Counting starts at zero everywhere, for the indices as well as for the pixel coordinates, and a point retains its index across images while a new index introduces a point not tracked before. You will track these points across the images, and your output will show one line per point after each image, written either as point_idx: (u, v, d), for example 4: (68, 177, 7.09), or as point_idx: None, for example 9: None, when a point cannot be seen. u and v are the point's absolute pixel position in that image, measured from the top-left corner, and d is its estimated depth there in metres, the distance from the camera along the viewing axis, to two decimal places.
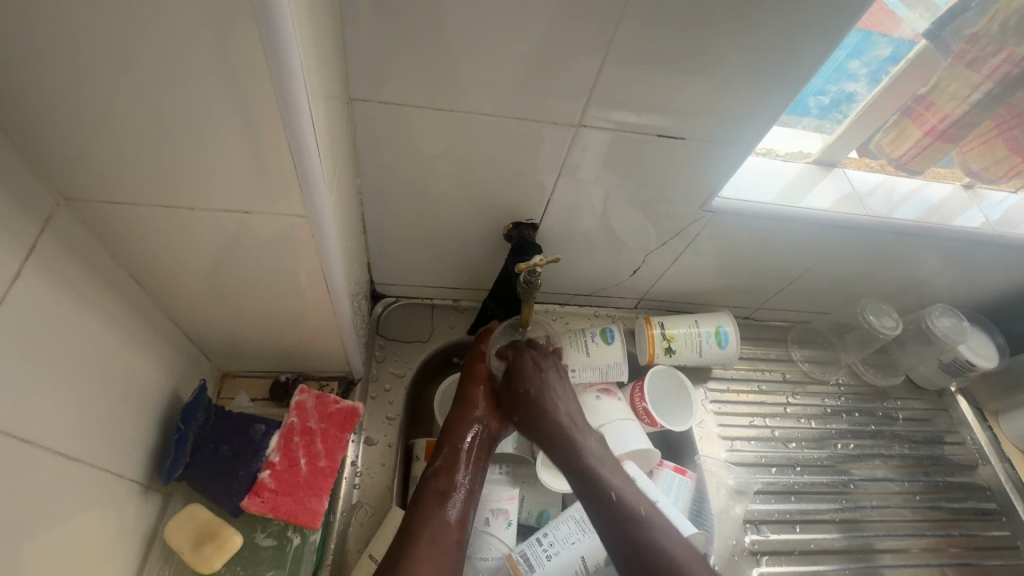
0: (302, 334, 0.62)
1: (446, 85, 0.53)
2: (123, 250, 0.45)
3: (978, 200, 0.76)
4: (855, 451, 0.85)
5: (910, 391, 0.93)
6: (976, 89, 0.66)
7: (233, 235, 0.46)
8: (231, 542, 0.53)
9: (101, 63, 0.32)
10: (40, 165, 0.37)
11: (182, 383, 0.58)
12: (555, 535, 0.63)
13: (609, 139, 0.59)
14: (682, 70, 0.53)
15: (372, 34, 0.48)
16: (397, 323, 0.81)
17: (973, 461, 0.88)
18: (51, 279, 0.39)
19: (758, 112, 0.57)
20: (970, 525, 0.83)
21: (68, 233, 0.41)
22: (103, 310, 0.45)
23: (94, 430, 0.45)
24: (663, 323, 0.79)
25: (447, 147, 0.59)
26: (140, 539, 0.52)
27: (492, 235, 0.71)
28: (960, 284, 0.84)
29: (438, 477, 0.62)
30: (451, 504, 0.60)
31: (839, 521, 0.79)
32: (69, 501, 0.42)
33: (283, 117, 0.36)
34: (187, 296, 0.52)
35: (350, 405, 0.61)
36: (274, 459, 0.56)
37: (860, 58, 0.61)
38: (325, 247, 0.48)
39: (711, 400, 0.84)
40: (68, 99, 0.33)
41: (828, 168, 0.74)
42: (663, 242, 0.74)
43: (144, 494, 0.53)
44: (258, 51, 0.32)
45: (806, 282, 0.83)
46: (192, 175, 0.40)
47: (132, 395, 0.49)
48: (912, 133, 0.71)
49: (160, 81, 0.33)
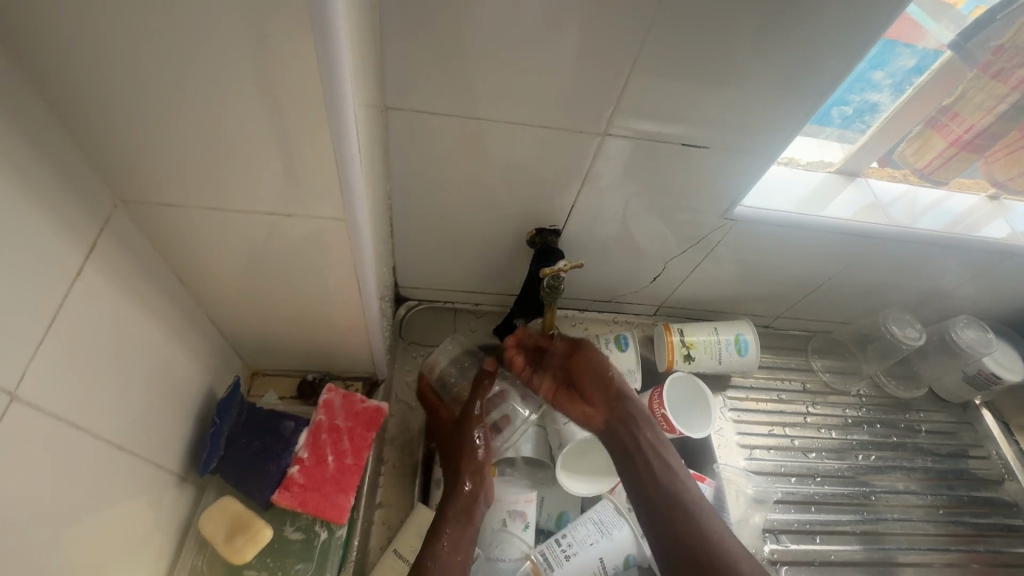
0: (330, 335, 0.63)
1: (476, 93, 0.54)
2: (169, 250, 0.48)
3: (1003, 212, 0.76)
4: (877, 463, 0.84)
5: (933, 403, 0.92)
6: (1001, 100, 0.65)
7: (274, 236, 0.48)
8: (262, 534, 0.54)
9: (167, 72, 0.34)
10: (103, 168, 0.40)
11: (216, 380, 0.60)
12: (573, 537, 0.64)
13: (633, 147, 0.60)
14: (708, 80, 0.54)
15: (407, 44, 0.50)
16: (420, 326, 0.83)
17: (999, 476, 0.86)
18: (106, 275, 0.41)
19: (781, 122, 0.58)
20: (996, 541, 0.81)
21: (123, 233, 0.43)
22: (149, 306, 0.47)
23: (136, 421, 0.46)
24: (683, 330, 0.80)
25: (475, 153, 0.61)
26: (175, 528, 0.54)
27: (516, 240, 0.73)
28: (985, 295, 0.83)
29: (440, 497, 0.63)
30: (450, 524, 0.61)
31: (860, 532, 0.78)
32: (114, 489, 0.44)
33: (329, 122, 0.37)
34: (225, 295, 0.54)
35: (376, 405, 0.62)
36: (303, 455, 0.58)
37: (884, 69, 0.62)
38: (359, 250, 0.49)
39: (730, 408, 0.84)
40: (135, 108, 0.36)
41: (850, 177, 0.74)
42: (685, 249, 0.75)
43: (180, 485, 0.55)
44: (308, 58, 0.34)
45: (827, 292, 0.83)
46: (241, 178, 0.42)
47: (173, 389, 0.52)
48: (937, 143, 0.71)
49: (218, 88, 0.35)
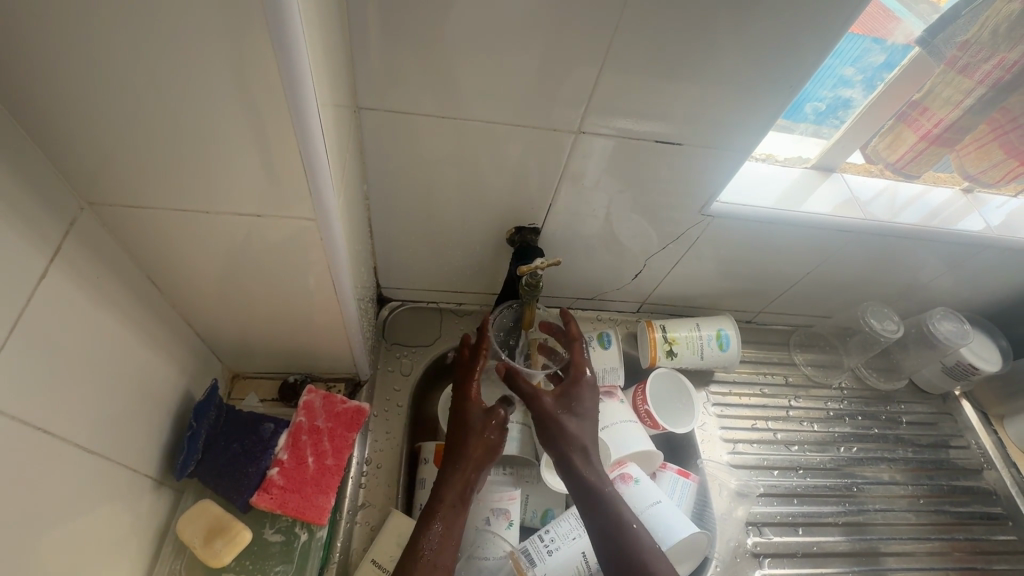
0: (309, 336, 0.63)
1: (448, 92, 0.55)
2: (141, 254, 0.48)
3: (977, 205, 0.77)
4: (858, 455, 0.85)
5: (913, 394, 0.93)
6: (968, 94, 0.66)
7: (246, 237, 0.47)
8: (241, 537, 0.54)
9: (129, 73, 0.34)
10: (67, 171, 0.39)
11: (194, 383, 0.60)
12: (556, 532, 0.64)
13: (608, 145, 0.61)
14: (678, 76, 0.54)
15: (378, 44, 0.50)
16: (402, 326, 0.83)
17: (978, 465, 0.87)
18: (73, 277, 0.41)
19: (752, 118, 0.59)
20: (976, 529, 0.82)
21: (91, 235, 0.43)
22: (121, 309, 0.46)
23: (108, 425, 0.46)
24: (665, 326, 0.81)
25: (450, 152, 0.61)
26: (153, 532, 0.54)
27: (495, 239, 0.73)
28: (962, 287, 0.84)
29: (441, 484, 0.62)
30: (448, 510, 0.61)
31: (842, 524, 0.79)
32: (86, 492, 0.44)
33: (292, 121, 0.37)
34: (200, 297, 0.54)
35: (356, 405, 0.62)
36: (282, 457, 0.58)
37: (855, 65, 0.62)
38: (332, 250, 0.49)
39: (713, 403, 0.84)
40: (96, 109, 0.36)
41: (827, 173, 0.75)
42: (665, 246, 0.75)
43: (157, 489, 0.54)
44: (269, 58, 0.34)
45: (807, 286, 0.84)
46: (208, 179, 0.41)
47: (147, 392, 0.51)
48: (908, 138, 0.72)
49: (180, 88, 0.35)
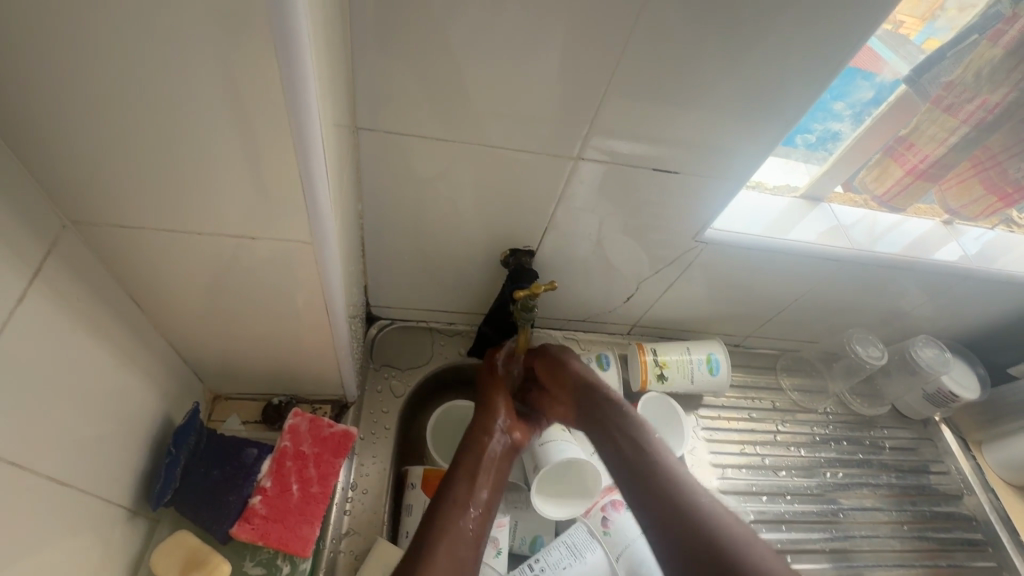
0: (298, 358, 0.61)
1: (449, 114, 0.54)
2: (125, 272, 0.46)
3: (957, 235, 0.79)
4: (843, 480, 0.86)
5: (895, 419, 0.95)
6: (953, 132, 0.68)
7: (236, 258, 0.46)
8: (219, 570, 0.51)
9: (124, 93, 0.33)
10: (52, 188, 0.38)
11: (173, 405, 0.58)
12: (547, 561, 0.62)
13: (605, 171, 0.61)
14: (677, 107, 0.55)
15: (380, 65, 0.50)
16: (390, 346, 0.81)
17: (958, 490, 0.89)
18: (54, 299, 0.39)
19: (747, 149, 0.60)
20: (957, 555, 0.83)
21: (73, 255, 0.41)
22: (101, 331, 0.45)
23: (82, 451, 0.44)
24: (657, 349, 0.80)
25: (447, 174, 0.60)
26: (125, 565, 0.51)
27: (489, 260, 0.72)
28: (940, 316, 0.87)
29: (457, 486, 0.61)
30: (468, 512, 0.59)
31: (829, 550, 0.79)
32: (55, 525, 0.41)
33: (296, 148, 0.37)
34: (185, 318, 0.52)
35: (344, 429, 0.60)
36: (266, 485, 0.56)
37: (844, 100, 0.64)
38: (326, 273, 0.48)
39: (703, 427, 0.84)
40: (87, 127, 0.34)
41: (815, 203, 0.76)
42: (657, 271, 0.76)
43: (132, 519, 0.52)
44: (275, 85, 0.33)
45: (795, 312, 0.85)
46: (198, 200, 0.40)
47: (124, 417, 0.49)
48: (895, 171, 0.74)
49: (180, 108, 0.34)
